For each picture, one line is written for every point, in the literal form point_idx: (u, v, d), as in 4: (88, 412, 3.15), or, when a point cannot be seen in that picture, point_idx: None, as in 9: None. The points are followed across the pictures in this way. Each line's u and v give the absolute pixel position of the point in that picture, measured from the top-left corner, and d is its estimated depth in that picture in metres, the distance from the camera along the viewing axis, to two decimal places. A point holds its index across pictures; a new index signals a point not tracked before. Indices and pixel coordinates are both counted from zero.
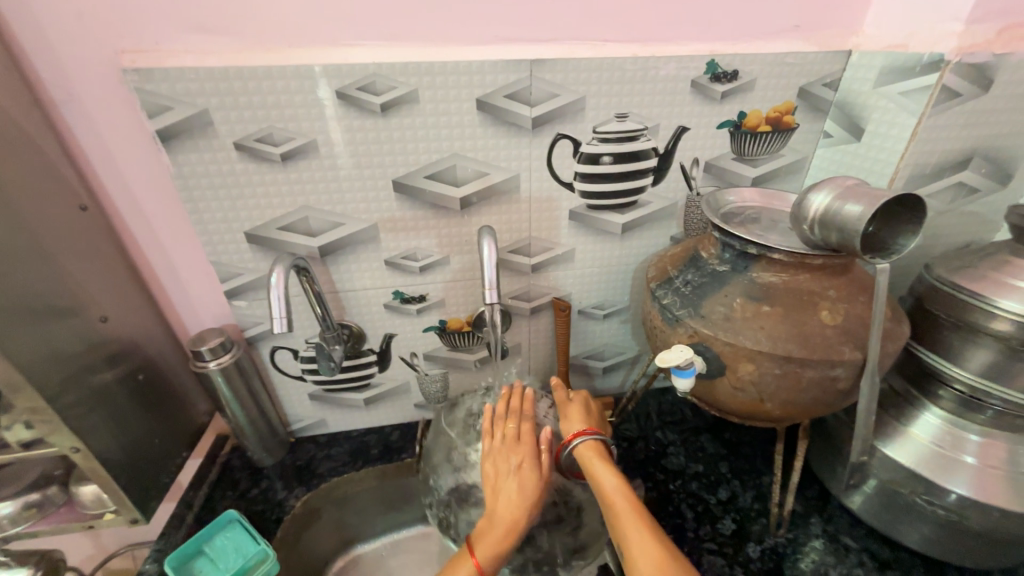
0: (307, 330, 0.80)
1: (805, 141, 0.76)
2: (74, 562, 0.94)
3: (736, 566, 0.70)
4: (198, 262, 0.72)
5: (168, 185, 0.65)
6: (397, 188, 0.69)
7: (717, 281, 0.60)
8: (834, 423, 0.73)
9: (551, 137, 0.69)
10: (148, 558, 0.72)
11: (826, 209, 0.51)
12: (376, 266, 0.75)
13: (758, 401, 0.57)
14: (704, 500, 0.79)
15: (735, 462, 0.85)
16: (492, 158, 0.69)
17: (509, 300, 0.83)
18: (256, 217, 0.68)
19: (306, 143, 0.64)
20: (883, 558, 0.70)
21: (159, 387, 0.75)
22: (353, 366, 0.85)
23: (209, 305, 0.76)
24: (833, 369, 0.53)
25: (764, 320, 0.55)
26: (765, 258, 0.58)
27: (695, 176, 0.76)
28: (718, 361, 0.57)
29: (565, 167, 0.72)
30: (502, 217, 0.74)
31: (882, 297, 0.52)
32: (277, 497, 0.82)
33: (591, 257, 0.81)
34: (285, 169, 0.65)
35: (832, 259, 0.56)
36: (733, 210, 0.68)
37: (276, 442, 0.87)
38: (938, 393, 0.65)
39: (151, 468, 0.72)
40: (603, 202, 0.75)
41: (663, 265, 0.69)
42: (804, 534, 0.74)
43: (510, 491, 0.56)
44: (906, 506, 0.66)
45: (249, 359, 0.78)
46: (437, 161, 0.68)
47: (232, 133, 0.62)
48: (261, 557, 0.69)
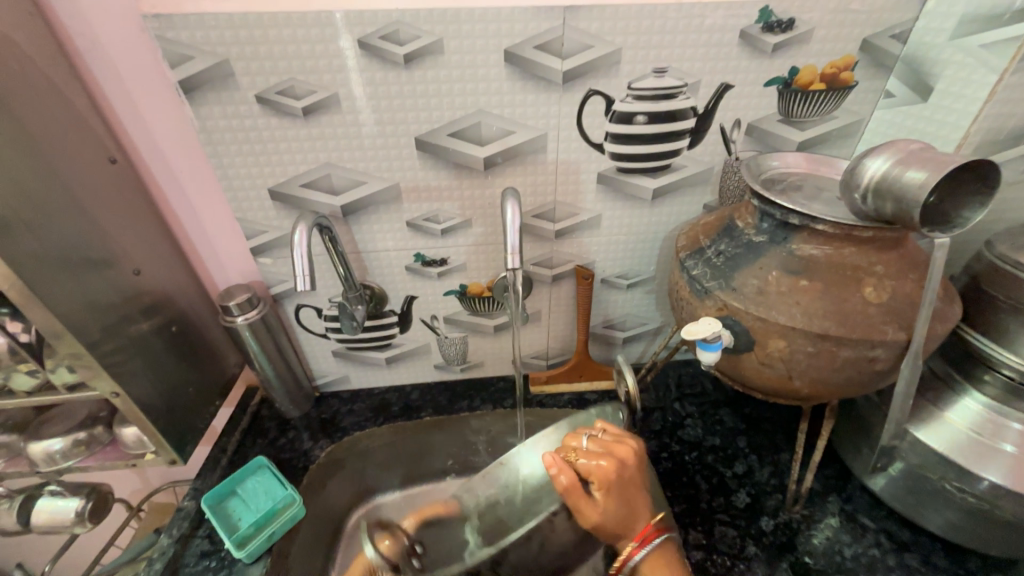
0: (330, 289, 0.81)
1: (863, 102, 0.69)
2: (124, 494, 1.03)
3: (747, 538, 0.71)
4: (224, 218, 0.72)
5: (193, 139, 0.64)
6: (420, 146, 0.67)
7: (753, 252, 0.57)
8: (864, 404, 0.70)
9: (582, 94, 0.65)
10: (187, 495, 0.78)
11: (883, 176, 0.47)
12: (398, 227, 0.74)
13: (787, 379, 0.55)
14: (719, 473, 0.79)
15: (755, 437, 0.84)
16: (519, 115, 0.66)
17: (530, 267, 0.82)
18: (279, 173, 0.67)
19: (328, 97, 0.62)
20: (902, 540, 0.69)
21: (191, 339, 0.78)
22: (375, 327, 0.86)
23: (236, 261, 0.77)
24: (872, 349, 0.50)
25: (801, 296, 0.52)
26: (808, 229, 0.54)
27: (735, 140, 0.71)
28: (747, 337, 0.54)
29: (596, 127, 0.68)
30: (527, 179, 0.71)
31: (937, 275, 0.48)
32: (303, 447, 0.86)
33: (618, 224, 0.78)
34: (306, 124, 0.64)
35: (883, 233, 0.51)
36: (775, 177, 0.63)
37: (302, 396, 0.90)
38: (982, 378, 0.61)
39: (186, 414, 0.76)
40: (634, 166, 0.72)
41: (695, 234, 0.65)
42: (820, 511, 0.73)
43: None
44: (933, 492, 0.64)
45: (275, 315, 0.80)
46: (462, 118, 0.65)
47: (254, 86, 0.60)
48: (288, 501, 0.73)
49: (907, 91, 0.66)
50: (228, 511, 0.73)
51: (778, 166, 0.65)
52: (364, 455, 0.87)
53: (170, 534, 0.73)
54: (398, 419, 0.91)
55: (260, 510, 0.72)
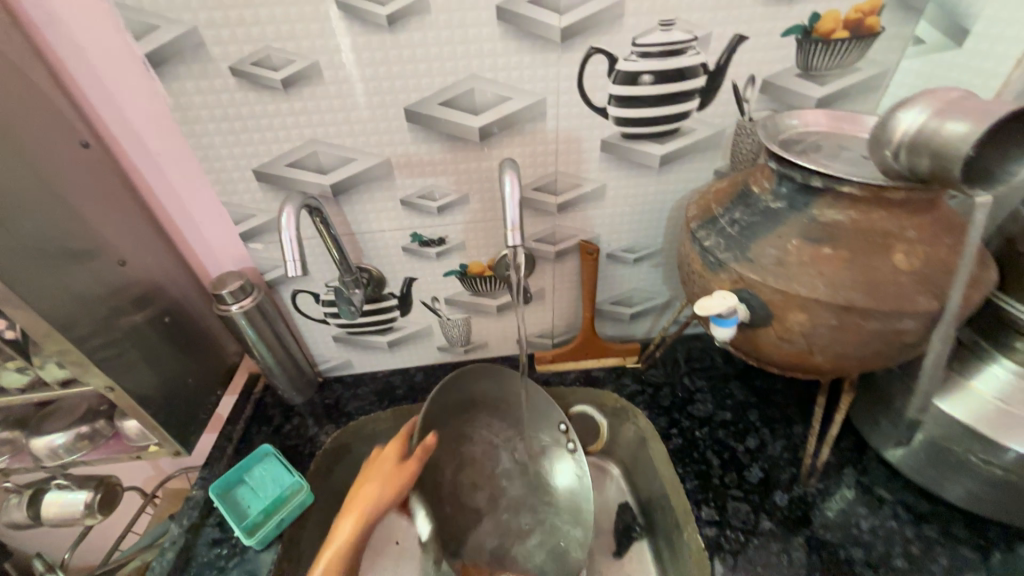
0: (326, 273, 0.78)
1: (889, 50, 0.63)
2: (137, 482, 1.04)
3: (761, 513, 0.69)
4: (209, 202, 0.69)
5: (168, 119, 0.61)
6: (411, 117, 0.63)
7: (771, 220, 0.53)
8: (884, 375, 0.67)
9: (583, 52, 0.60)
10: (195, 484, 0.77)
11: (918, 130, 0.43)
12: (391, 206, 0.71)
13: (807, 353, 0.52)
14: (732, 448, 0.77)
15: (767, 411, 0.81)
16: (515, 79, 0.61)
17: (532, 243, 0.78)
18: (264, 153, 0.64)
19: (308, 66, 0.58)
20: (920, 511, 0.68)
21: (188, 330, 0.76)
22: (375, 310, 0.84)
23: (226, 248, 0.74)
24: (902, 320, 0.47)
25: (823, 265, 0.49)
26: (832, 193, 0.50)
27: (748, 99, 0.66)
28: (765, 310, 0.51)
29: (598, 89, 0.63)
30: (526, 149, 0.67)
31: (976, 238, 0.44)
32: (309, 433, 0.85)
33: (624, 195, 0.74)
34: (287, 97, 0.59)
35: (917, 193, 0.47)
36: (793, 137, 0.58)
37: (305, 383, 0.89)
38: (1014, 345, 0.58)
39: (187, 405, 0.75)
40: (640, 131, 0.67)
41: (706, 202, 0.61)
42: (836, 484, 0.72)
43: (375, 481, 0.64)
44: (956, 463, 0.61)
45: (271, 302, 0.78)
46: (453, 85, 0.61)
47: (226, 56, 0.56)
48: (295, 488, 0.73)
49: (939, 37, 0.60)
50: (238, 500, 0.73)
51: (796, 125, 0.60)
52: (371, 438, 0.86)
53: (180, 524, 0.73)
54: (403, 403, 0.90)
55: (269, 498, 0.72)
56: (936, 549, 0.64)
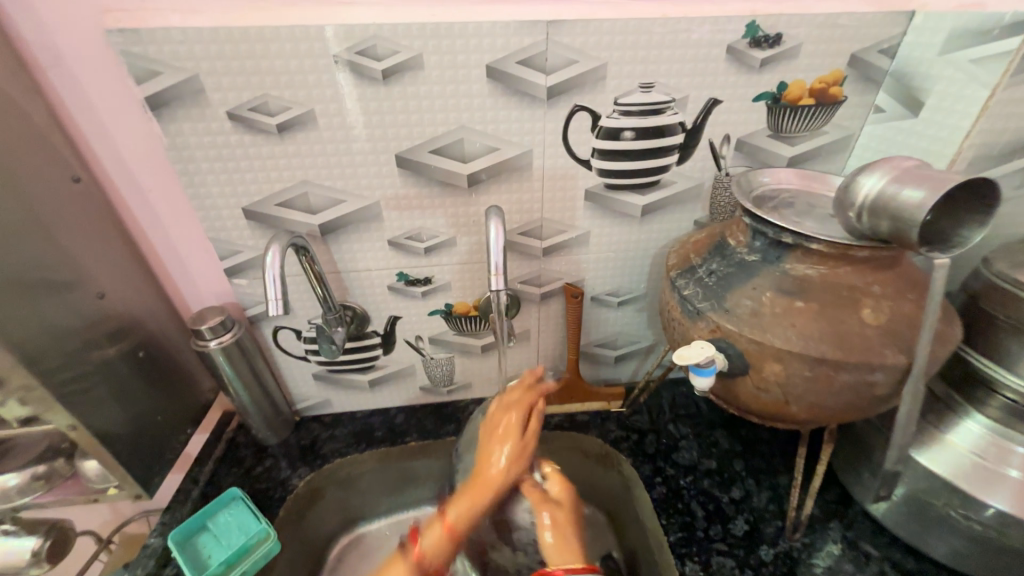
0: (309, 311, 0.77)
1: (853, 116, 0.68)
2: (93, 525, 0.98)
3: (747, 569, 0.67)
4: (196, 237, 0.69)
5: (162, 157, 0.62)
6: (401, 163, 0.65)
7: (745, 272, 0.55)
8: (864, 426, 0.68)
9: (568, 109, 0.63)
10: (154, 531, 0.73)
11: (877, 195, 0.45)
12: (379, 246, 0.72)
13: (784, 404, 0.53)
14: (716, 498, 0.76)
15: (751, 460, 0.81)
16: (503, 131, 0.64)
17: (518, 285, 0.79)
18: (255, 192, 0.65)
19: (304, 113, 0.60)
20: (907, 569, 0.66)
21: (163, 364, 0.74)
22: (358, 348, 0.83)
23: (210, 282, 0.74)
24: (872, 374, 0.48)
25: (796, 318, 0.50)
26: (801, 249, 0.52)
27: (724, 155, 0.70)
28: (742, 360, 0.52)
29: (582, 143, 0.66)
30: (512, 196, 0.69)
31: (936, 296, 0.46)
32: (281, 476, 0.82)
33: (608, 241, 0.76)
34: (281, 140, 0.61)
35: (880, 251, 0.50)
36: (766, 193, 0.61)
37: (281, 421, 0.86)
38: (985, 399, 0.59)
39: (154, 445, 0.72)
40: (623, 182, 0.70)
41: (685, 252, 0.63)
42: (822, 538, 0.70)
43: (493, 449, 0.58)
44: (938, 518, 0.61)
45: (251, 338, 0.77)
46: (444, 134, 0.63)
47: (224, 101, 0.58)
48: (262, 536, 0.69)
49: (897, 106, 0.65)
50: (198, 548, 0.69)
51: (768, 182, 0.63)
52: (347, 483, 0.83)
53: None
54: (381, 444, 0.87)
55: (232, 547, 0.68)
56: None
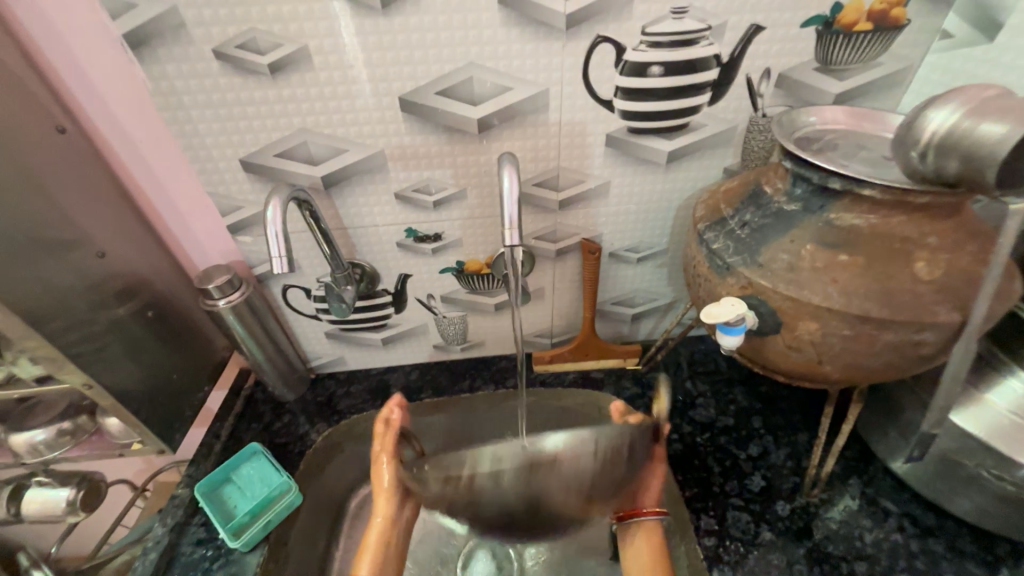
0: (317, 269, 0.75)
1: (913, 44, 0.60)
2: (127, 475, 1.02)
3: (762, 523, 0.67)
4: (195, 192, 0.65)
5: (149, 105, 0.57)
6: (407, 107, 0.59)
7: (784, 223, 0.50)
8: (895, 385, 0.65)
9: (589, 41, 0.57)
10: (181, 483, 0.75)
11: (949, 131, 0.40)
12: (386, 200, 0.68)
13: (816, 364, 0.50)
14: (732, 455, 0.75)
15: (770, 417, 0.79)
16: (517, 68, 0.58)
17: (532, 241, 0.75)
18: (251, 142, 0.61)
19: (297, 50, 0.54)
20: (926, 525, 0.66)
21: (174, 324, 0.73)
22: (368, 307, 0.81)
23: (214, 240, 0.71)
24: (920, 332, 0.44)
25: (839, 272, 0.46)
26: (850, 196, 0.47)
27: (763, 93, 0.63)
28: (774, 318, 0.48)
29: (605, 81, 0.60)
30: (526, 143, 0.64)
31: (1004, 247, 0.41)
32: (300, 431, 0.83)
33: (630, 192, 0.71)
34: (275, 83, 0.56)
35: (942, 198, 0.44)
36: (810, 135, 0.55)
37: (296, 379, 0.86)
38: None
39: (172, 402, 0.72)
40: (647, 126, 0.64)
41: (714, 202, 0.58)
42: (840, 494, 0.70)
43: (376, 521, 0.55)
44: (967, 478, 0.59)
45: (260, 296, 0.75)
46: (452, 73, 0.58)
47: (209, 37, 0.53)
48: (284, 488, 0.71)
49: (969, 30, 0.57)
50: (224, 500, 0.71)
51: (813, 122, 0.57)
52: (364, 437, 0.85)
53: (165, 523, 0.71)
54: (396, 401, 0.87)
55: (256, 498, 0.70)
56: (943, 565, 0.62)
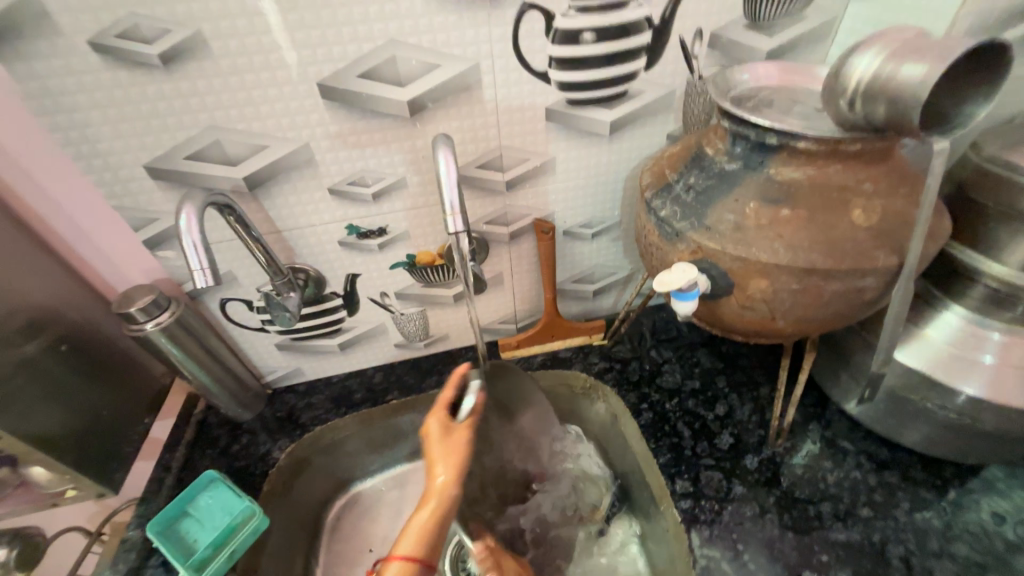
0: (255, 278, 0.70)
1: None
2: None
3: (734, 479, 0.69)
4: (99, 208, 0.58)
5: (24, 112, 0.50)
6: (327, 94, 0.55)
7: (727, 183, 0.50)
8: (845, 333, 0.67)
9: (514, 9, 0.54)
10: (131, 524, 0.69)
11: (874, 76, 0.40)
12: (320, 197, 0.63)
13: (769, 320, 0.50)
14: (701, 417, 0.76)
15: (733, 375, 0.81)
16: (442, 43, 0.54)
17: (483, 227, 0.73)
18: (155, 145, 0.54)
19: (190, 37, 0.49)
20: (881, 458, 0.70)
21: (98, 355, 0.67)
22: (318, 313, 0.77)
23: (131, 259, 0.64)
24: (861, 278, 0.45)
25: (783, 228, 0.46)
26: (787, 150, 0.47)
27: (697, 55, 0.62)
28: (726, 279, 0.48)
29: (536, 51, 0.57)
30: (464, 123, 0.61)
31: (931, 189, 0.42)
32: (261, 450, 0.78)
33: (577, 166, 0.69)
34: (170, 76, 0.50)
35: (873, 144, 0.45)
36: (745, 93, 0.55)
37: (250, 397, 0.81)
38: (964, 290, 0.57)
39: (104, 440, 0.68)
40: (584, 96, 0.62)
41: (660, 168, 0.57)
42: (802, 440, 0.72)
43: (445, 456, 0.54)
44: (914, 411, 0.62)
45: (195, 314, 0.69)
46: (372, 53, 0.53)
47: (80, 26, 0.46)
48: (248, 513, 0.67)
49: None
50: (181, 535, 0.66)
51: (747, 80, 0.56)
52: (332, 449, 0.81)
53: (117, 570, 0.65)
54: (361, 406, 0.84)
55: (217, 528, 0.65)
56: (898, 494, 0.66)
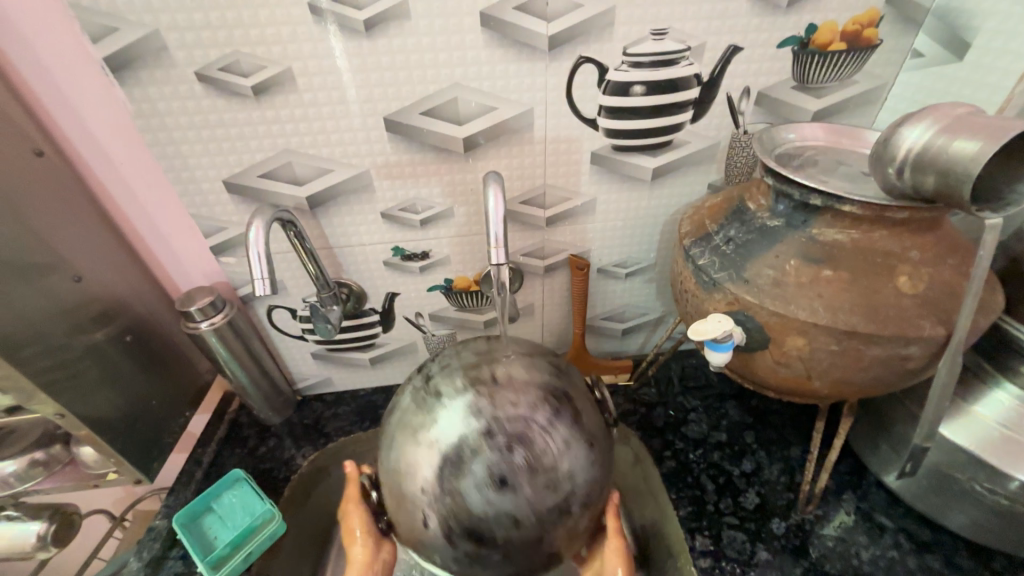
0: (303, 289, 0.74)
1: (887, 64, 0.62)
2: (97, 522, 0.94)
3: (759, 543, 0.66)
4: (178, 214, 0.64)
5: (131, 128, 0.57)
6: (392, 127, 0.60)
7: (767, 238, 0.50)
8: (886, 400, 0.64)
9: (571, 61, 0.58)
10: (159, 514, 0.72)
11: (924, 147, 0.40)
12: (372, 219, 0.67)
13: (805, 379, 0.49)
14: (726, 472, 0.74)
15: (763, 432, 0.79)
16: (501, 88, 0.58)
17: (520, 258, 0.75)
18: (234, 163, 0.60)
19: (280, 73, 0.55)
20: (922, 540, 0.65)
21: (153, 347, 0.72)
22: (355, 327, 0.80)
23: (196, 261, 0.69)
24: (905, 346, 0.44)
25: (823, 288, 0.46)
26: (831, 212, 0.48)
27: (744, 111, 0.64)
28: (761, 334, 0.48)
29: (588, 100, 0.61)
30: (513, 161, 0.64)
31: (982, 263, 0.42)
32: (286, 455, 0.81)
33: (617, 207, 0.71)
34: (258, 105, 0.56)
35: (920, 213, 0.45)
36: (790, 152, 0.56)
37: (282, 401, 0.84)
38: (1017, 368, 0.55)
39: (149, 429, 0.71)
40: (630, 143, 0.64)
41: (700, 218, 0.59)
42: (835, 509, 0.69)
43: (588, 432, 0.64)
44: (961, 492, 0.58)
45: (244, 318, 0.73)
46: (436, 93, 0.58)
47: (190, 59, 0.53)
48: (267, 516, 0.68)
49: (938, 50, 0.59)
50: (203, 530, 0.68)
51: (793, 139, 0.58)
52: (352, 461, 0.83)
53: (141, 558, 0.68)
54: None
55: (237, 527, 0.67)
56: None
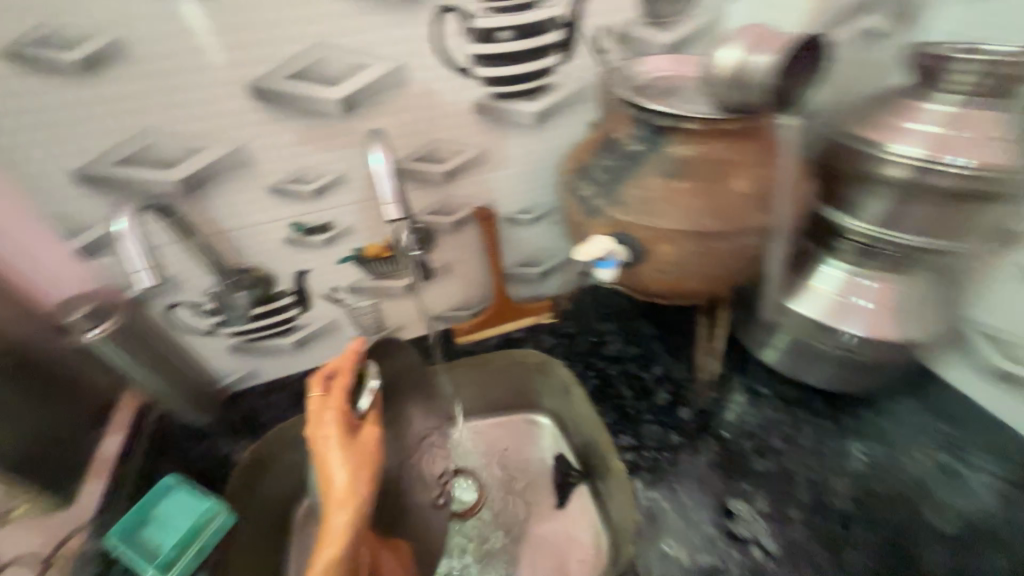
0: (203, 280, 0.70)
1: None
2: None
3: (671, 431, 0.77)
4: (24, 217, 0.58)
5: None
6: (261, 94, 0.58)
7: (633, 162, 0.56)
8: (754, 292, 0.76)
9: (431, 13, 0.59)
10: None
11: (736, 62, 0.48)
12: (261, 196, 0.65)
13: (679, 281, 0.58)
14: (642, 379, 0.84)
15: (669, 340, 0.89)
16: (366, 44, 0.59)
17: (426, 217, 0.77)
18: (83, 151, 0.55)
19: (114, 44, 0.51)
20: (792, 399, 0.80)
21: (38, 371, 0.66)
22: (271, 312, 0.77)
23: (64, 269, 0.63)
24: (744, 238, 0.54)
25: (681, 200, 0.53)
26: (681, 132, 0.54)
27: (605, 49, 0.69)
28: (635, 246, 0.55)
29: (457, 49, 0.62)
30: (394, 120, 0.64)
31: None
32: (222, 453, 0.79)
33: (507, 155, 0.74)
34: (96, 82, 0.52)
35: (749, 123, 0.53)
36: (644, 82, 0.62)
37: (206, 401, 0.81)
38: (839, 245, 0.67)
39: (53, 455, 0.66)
40: (505, 89, 0.67)
41: (577, 154, 0.64)
42: (728, 390, 0.82)
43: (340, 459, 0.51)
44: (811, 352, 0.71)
45: (140, 320, 0.70)
46: (301, 54, 0.57)
47: (7, 32, 0.48)
48: (209, 513, 0.66)
49: None
50: (144, 542, 0.65)
51: (646, 71, 0.64)
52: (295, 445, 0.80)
53: None
54: None
55: (180, 529, 0.65)
56: (806, 427, 0.76)
